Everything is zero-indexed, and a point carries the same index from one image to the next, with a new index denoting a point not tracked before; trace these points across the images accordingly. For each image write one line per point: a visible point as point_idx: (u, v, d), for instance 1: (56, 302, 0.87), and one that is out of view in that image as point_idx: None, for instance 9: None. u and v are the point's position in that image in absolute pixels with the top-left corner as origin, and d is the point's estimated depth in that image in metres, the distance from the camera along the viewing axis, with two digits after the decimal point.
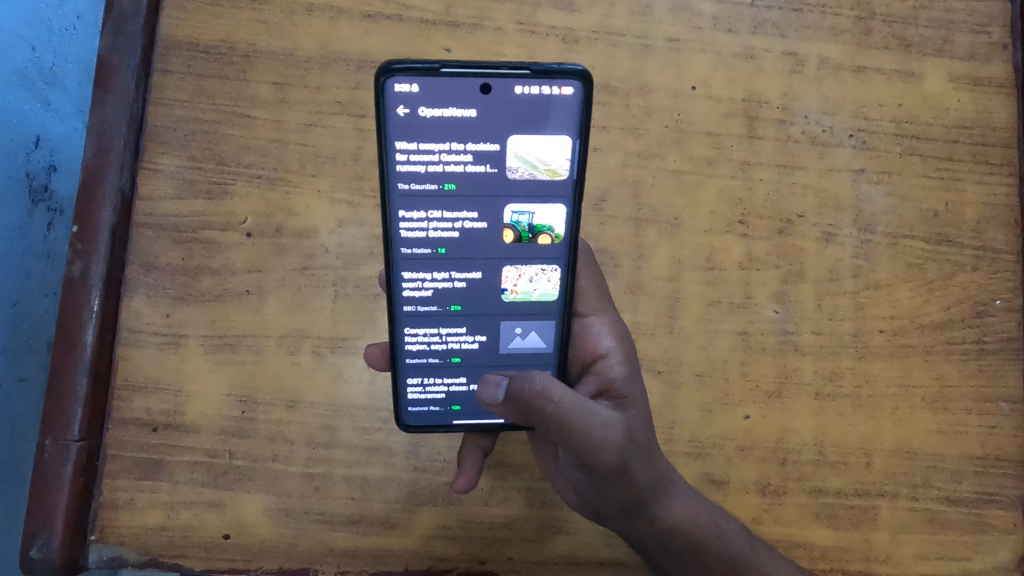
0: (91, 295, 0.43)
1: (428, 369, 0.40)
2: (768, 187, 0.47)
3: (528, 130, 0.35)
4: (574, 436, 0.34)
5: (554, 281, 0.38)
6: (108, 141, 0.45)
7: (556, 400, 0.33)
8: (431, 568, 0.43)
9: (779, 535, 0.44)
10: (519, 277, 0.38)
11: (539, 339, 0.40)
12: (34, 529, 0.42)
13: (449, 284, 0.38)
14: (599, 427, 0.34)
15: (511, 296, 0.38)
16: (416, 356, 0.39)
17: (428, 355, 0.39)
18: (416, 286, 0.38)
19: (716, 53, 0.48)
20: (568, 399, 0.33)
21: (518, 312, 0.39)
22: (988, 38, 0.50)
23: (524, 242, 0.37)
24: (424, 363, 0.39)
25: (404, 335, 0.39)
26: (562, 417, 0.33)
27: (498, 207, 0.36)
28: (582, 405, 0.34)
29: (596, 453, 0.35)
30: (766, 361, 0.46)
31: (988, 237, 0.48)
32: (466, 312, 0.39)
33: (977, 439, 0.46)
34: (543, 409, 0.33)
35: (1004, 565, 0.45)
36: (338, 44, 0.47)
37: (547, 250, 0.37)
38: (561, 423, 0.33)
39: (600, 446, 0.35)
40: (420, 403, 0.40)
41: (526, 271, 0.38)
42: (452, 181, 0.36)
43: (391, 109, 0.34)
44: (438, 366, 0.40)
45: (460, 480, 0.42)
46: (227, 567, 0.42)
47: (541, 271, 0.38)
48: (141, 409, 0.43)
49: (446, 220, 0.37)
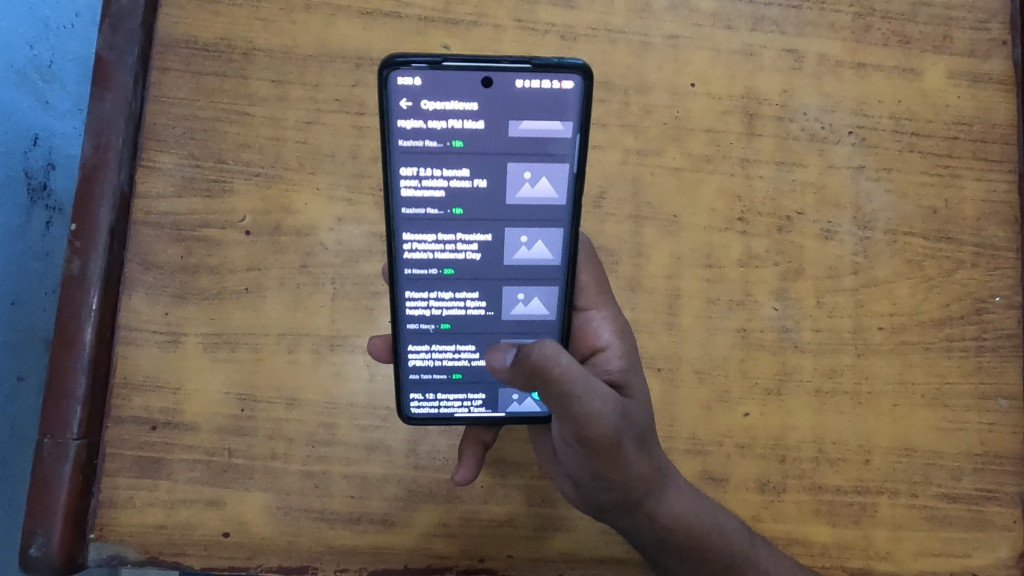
0: (90, 293, 0.43)
1: (428, 338, 0.39)
2: (767, 184, 0.47)
3: (529, 124, 0.35)
4: (576, 403, 0.33)
5: (556, 245, 0.38)
6: (106, 138, 0.45)
7: (564, 364, 0.32)
8: (431, 566, 0.43)
9: (779, 532, 0.44)
10: (523, 243, 0.38)
11: (541, 308, 0.39)
12: (33, 528, 0.42)
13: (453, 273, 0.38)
14: (599, 401, 0.33)
15: (513, 263, 0.38)
16: (417, 325, 0.39)
17: (427, 322, 0.39)
18: (417, 250, 0.37)
19: (715, 50, 0.48)
20: (574, 366, 0.32)
21: (518, 280, 0.38)
22: (988, 34, 0.50)
23: (525, 231, 0.37)
24: (425, 331, 0.39)
25: (404, 301, 0.38)
26: (568, 382, 0.32)
27: (500, 198, 0.36)
28: (587, 378, 0.33)
29: (588, 425, 0.33)
30: (766, 358, 0.46)
31: (988, 234, 0.48)
32: (467, 284, 0.38)
33: (976, 436, 0.46)
34: (550, 370, 0.31)
35: (1004, 562, 0.45)
36: (337, 42, 0.47)
37: (549, 237, 0.38)
38: (565, 390, 0.32)
39: (596, 418, 0.33)
40: (421, 376, 0.40)
41: (528, 239, 0.38)
42: (459, 138, 0.35)
43: (394, 101, 0.35)
44: (439, 334, 0.39)
45: (460, 472, 0.42)
46: (226, 565, 0.43)
47: (543, 239, 0.38)
48: (140, 407, 0.44)
49: (447, 178, 0.36)
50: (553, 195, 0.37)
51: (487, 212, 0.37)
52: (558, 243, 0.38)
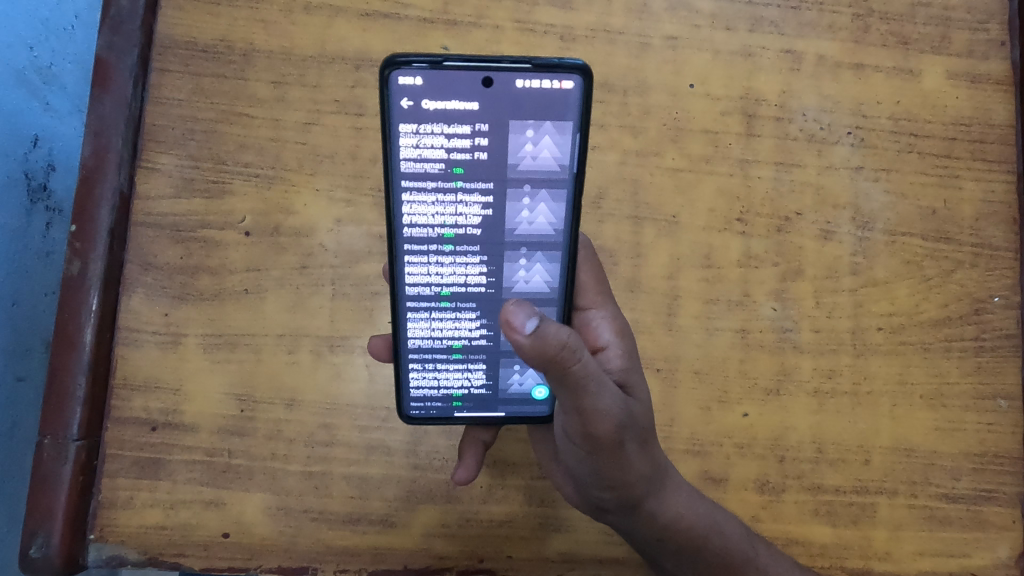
0: (90, 294, 0.43)
1: (429, 364, 0.40)
2: (766, 184, 0.48)
3: (530, 126, 0.35)
4: (586, 398, 0.32)
5: (554, 273, 0.38)
6: (106, 140, 0.45)
7: (583, 359, 0.30)
8: (431, 566, 0.43)
9: (778, 532, 0.44)
10: (522, 270, 0.38)
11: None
12: (34, 528, 0.42)
13: (454, 272, 0.38)
14: (607, 395, 0.33)
15: (513, 290, 0.38)
16: (418, 349, 0.39)
17: (429, 348, 0.39)
18: (419, 276, 0.38)
19: (713, 51, 0.48)
20: (591, 362, 0.31)
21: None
22: (986, 35, 0.50)
23: (526, 229, 0.37)
24: (425, 357, 0.39)
25: (405, 321, 0.39)
26: (584, 376, 0.31)
27: (501, 197, 0.36)
28: (600, 370, 0.32)
29: (595, 419, 0.33)
30: (765, 358, 0.46)
31: (987, 234, 0.48)
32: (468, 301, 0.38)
33: (975, 435, 0.46)
34: (570, 365, 0.29)
35: (1004, 562, 0.45)
36: (336, 43, 0.47)
37: (548, 241, 0.38)
38: (579, 384, 0.31)
39: (602, 413, 0.33)
40: (422, 396, 0.40)
41: (527, 267, 0.38)
42: (460, 166, 0.36)
43: (395, 101, 0.35)
44: (441, 360, 0.40)
45: (460, 472, 0.42)
46: (226, 566, 0.43)
47: (542, 264, 0.38)
48: (140, 408, 0.44)
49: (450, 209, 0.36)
50: (550, 229, 0.37)
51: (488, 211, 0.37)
52: (555, 270, 0.38)
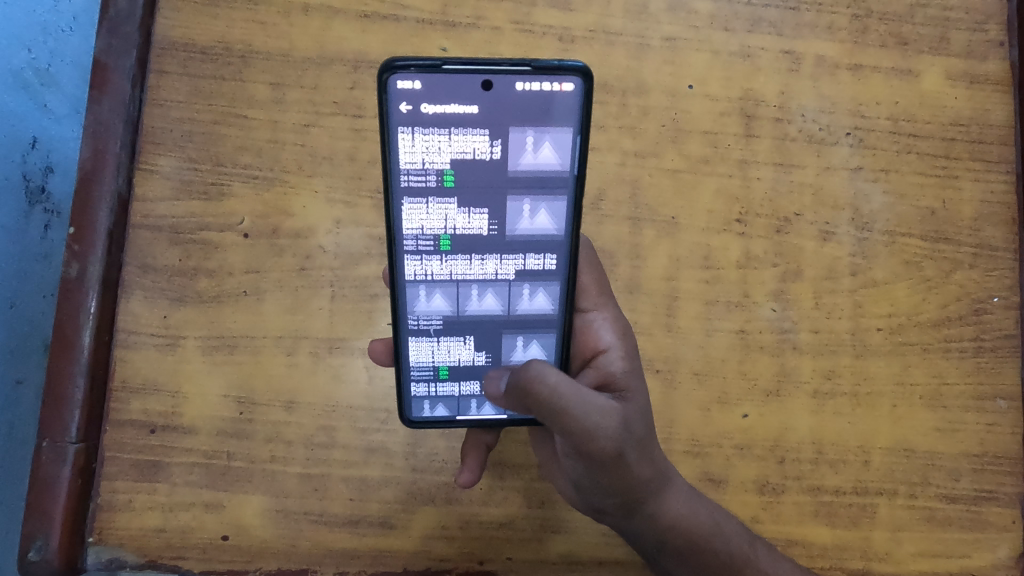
0: (89, 296, 0.43)
1: (427, 341, 0.39)
2: (765, 185, 0.47)
3: (529, 159, 0.36)
4: (572, 419, 0.34)
5: (559, 247, 0.38)
6: (104, 142, 0.45)
7: (548, 380, 0.34)
8: (431, 568, 0.43)
9: (778, 533, 0.44)
10: (525, 260, 0.38)
11: (544, 306, 0.39)
12: (33, 531, 0.42)
13: (455, 246, 0.37)
14: (599, 416, 0.34)
15: (515, 260, 0.38)
16: (420, 325, 0.39)
17: (426, 324, 0.39)
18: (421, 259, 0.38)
19: (712, 52, 0.48)
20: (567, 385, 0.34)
21: (520, 281, 0.38)
22: (985, 35, 0.50)
23: (530, 216, 0.37)
24: (427, 338, 0.39)
25: (408, 319, 0.39)
26: (553, 397, 0.34)
27: (501, 187, 0.36)
28: (578, 390, 0.34)
29: (596, 440, 0.34)
30: (765, 359, 0.46)
31: (985, 235, 0.48)
32: (464, 289, 0.38)
33: (975, 436, 0.46)
34: (537, 387, 0.34)
35: (1003, 562, 0.45)
36: (334, 44, 0.47)
37: (550, 231, 0.37)
38: (554, 406, 0.34)
39: (594, 433, 0.34)
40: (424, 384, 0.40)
41: (532, 238, 0.38)
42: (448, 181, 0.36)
43: (395, 105, 0.34)
44: (440, 347, 0.40)
45: (465, 475, 0.42)
46: (226, 568, 0.42)
47: (546, 237, 0.38)
48: (139, 411, 0.43)
49: (451, 208, 0.37)
50: (553, 214, 0.37)
51: (493, 204, 0.37)
52: (561, 248, 0.38)
